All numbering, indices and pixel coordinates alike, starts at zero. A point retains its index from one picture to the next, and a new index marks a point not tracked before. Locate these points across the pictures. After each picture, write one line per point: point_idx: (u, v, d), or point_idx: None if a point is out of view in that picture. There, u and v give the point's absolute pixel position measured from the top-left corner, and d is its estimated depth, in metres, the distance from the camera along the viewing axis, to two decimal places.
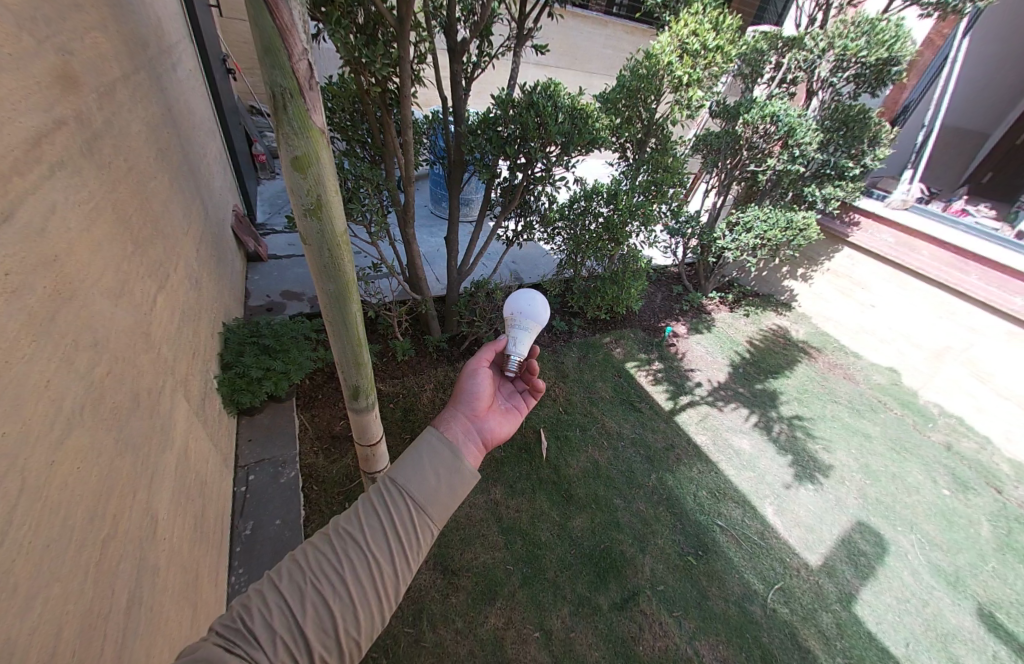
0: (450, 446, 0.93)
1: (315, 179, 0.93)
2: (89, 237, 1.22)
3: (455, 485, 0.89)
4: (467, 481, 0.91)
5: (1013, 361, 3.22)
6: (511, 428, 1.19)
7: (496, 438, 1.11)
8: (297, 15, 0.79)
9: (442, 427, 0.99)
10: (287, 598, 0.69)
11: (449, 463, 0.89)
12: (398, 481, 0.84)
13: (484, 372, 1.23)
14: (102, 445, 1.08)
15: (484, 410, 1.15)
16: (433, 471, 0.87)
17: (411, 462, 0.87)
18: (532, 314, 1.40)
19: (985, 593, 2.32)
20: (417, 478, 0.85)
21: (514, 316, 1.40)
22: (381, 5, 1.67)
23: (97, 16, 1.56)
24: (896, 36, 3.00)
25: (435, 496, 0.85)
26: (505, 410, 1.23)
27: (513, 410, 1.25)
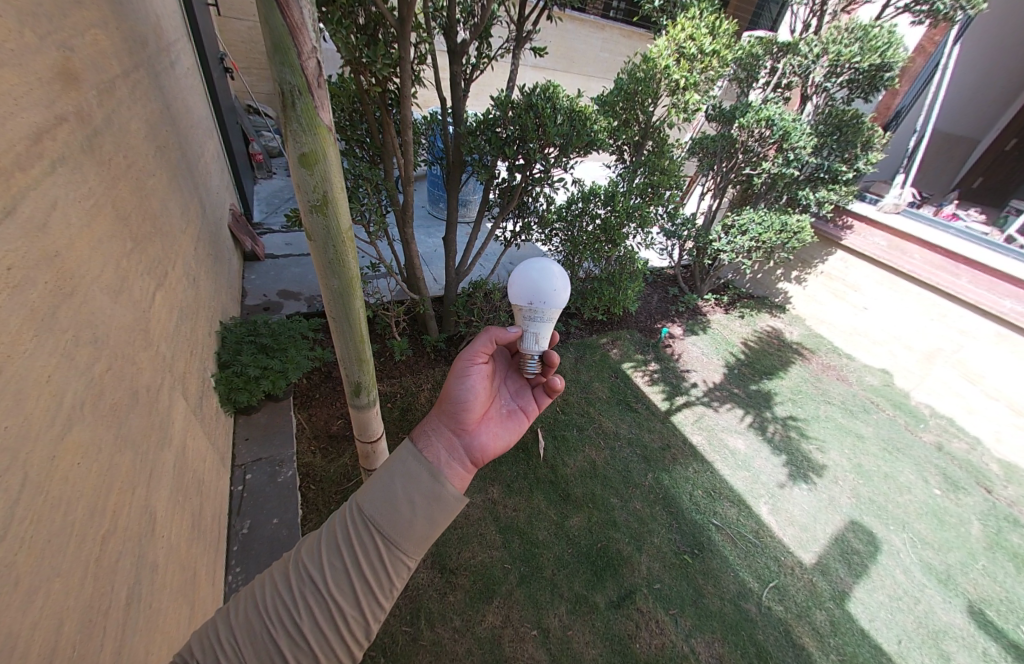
0: (428, 471, 0.92)
1: (322, 176, 0.94)
2: (88, 232, 1.22)
3: (431, 514, 0.89)
4: (447, 508, 0.91)
5: (1002, 363, 3.27)
6: (508, 437, 1.21)
7: (490, 453, 1.12)
8: (307, 14, 0.80)
9: (422, 446, 0.99)
10: (247, 636, 0.76)
11: (424, 493, 0.89)
12: (368, 517, 0.86)
13: (478, 373, 1.17)
14: (103, 441, 1.08)
15: (478, 420, 1.14)
16: (407, 500, 0.88)
17: (382, 494, 0.88)
18: (557, 305, 1.23)
19: (975, 590, 2.36)
20: (387, 513, 0.86)
21: (533, 303, 1.21)
22: (382, 6, 1.69)
23: (97, 13, 1.56)
24: (888, 42, 3.05)
25: (407, 531, 0.86)
26: (502, 416, 1.23)
27: (510, 415, 1.26)
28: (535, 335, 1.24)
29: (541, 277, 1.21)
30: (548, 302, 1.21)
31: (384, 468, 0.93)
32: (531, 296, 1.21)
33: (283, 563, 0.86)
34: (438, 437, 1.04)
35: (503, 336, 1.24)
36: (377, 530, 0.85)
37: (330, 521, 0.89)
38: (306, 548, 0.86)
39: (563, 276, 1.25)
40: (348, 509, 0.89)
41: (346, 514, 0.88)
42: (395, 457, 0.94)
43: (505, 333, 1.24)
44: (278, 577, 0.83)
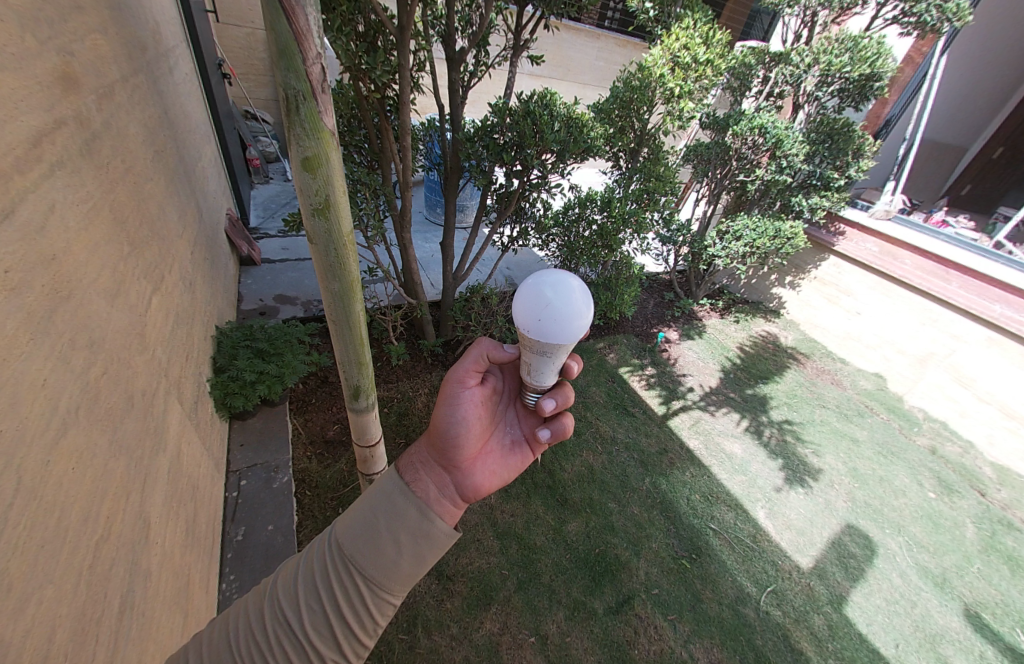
0: (418, 509, 0.92)
1: (325, 179, 0.94)
2: (85, 235, 1.21)
3: (418, 551, 0.90)
4: (435, 545, 0.92)
5: (994, 367, 3.31)
6: (506, 472, 1.18)
7: (485, 490, 1.10)
8: (313, 20, 0.81)
9: (410, 480, 0.97)
10: None
11: (411, 532, 0.90)
12: (349, 556, 0.86)
13: (470, 401, 1.12)
14: (97, 447, 1.07)
15: (474, 453, 1.11)
16: (392, 540, 0.89)
17: (365, 532, 0.88)
18: (550, 341, 0.99)
19: (971, 593, 2.37)
20: (371, 553, 0.87)
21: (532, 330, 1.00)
22: (382, 14, 1.71)
23: (97, 18, 1.57)
24: (877, 53, 3.09)
25: (392, 570, 0.88)
26: (504, 448, 1.20)
27: (512, 447, 1.22)
28: (534, 366, 1.06)
29: (538, 298, 0.99)
30: (533, 334, 1.00)
31: (368, 503, 0.92)
32: (533, 322, 0.99)
33: (258, 599, 0.86)
34: (428, 471, 1.02)
35: (497, 354, 1.15)
36: (360, 571, 0.86)
37: (309, 557, 0.89)
38: (282, 586, 0.86)
39: (574, 304, 0.99)
40: (328, 546, 0.89)
41: (326, 552, 0.88)
42: (382, 491, 0.93)
43: (500, 350, 1.15)
44: (253, 616, 0.83)
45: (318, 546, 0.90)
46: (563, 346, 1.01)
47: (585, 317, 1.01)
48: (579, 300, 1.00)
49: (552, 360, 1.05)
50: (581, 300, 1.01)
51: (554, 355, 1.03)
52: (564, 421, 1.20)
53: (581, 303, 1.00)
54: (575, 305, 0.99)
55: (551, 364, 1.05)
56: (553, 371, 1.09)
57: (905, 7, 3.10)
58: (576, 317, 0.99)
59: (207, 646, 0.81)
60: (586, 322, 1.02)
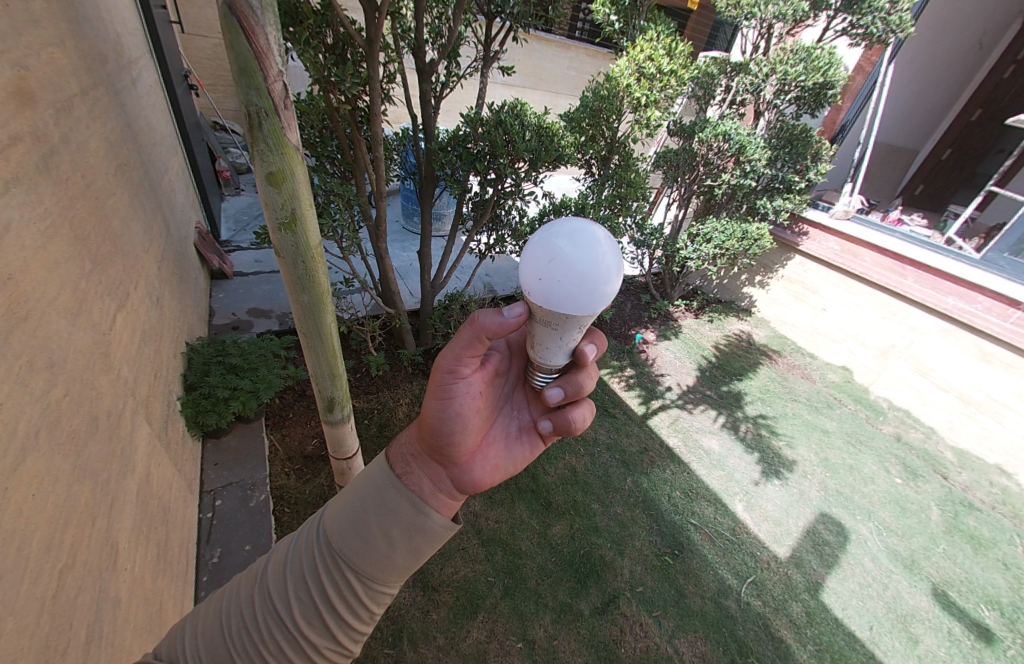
0: (410, 504, 0.92)
1: (290, 193, 0.94)
2: (44, 254, 1.18)
3: (411, 544, 0.91)
4: (429, 537, 0.93)
5: (950, 356, 3.48)
6: (508, 463, 1.18)
7: (486, 484, 1.10)
8: (273, 40, 0.82)
9: (401, 474, 0.96)
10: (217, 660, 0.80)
11: (404, 526, 0.90)
12: (340, 550, 0.87)
13: (465, 394, 1.06)
14: (59, 471, 1.03)
15: (471, 445, 1.09)
16: (384, 534, 0.89)
17: (354, 527, 0.88)
18: (558, 305, 0.90)
19: (938, 573, 2.47)
20: (362, 547, 0.87)
21: (547, 291, 0.89)
22: (349, 27, 1.72)
23: (53, 30, 1.53)
24: (829, 63, 3.25)
25: (384, 563, 0.88)
26: (504, 441, 1.19)
27: (510, 438, 1.21)
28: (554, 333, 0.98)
29: (548, 255, 0.88)
30: (538, 300, 0.91)
31: (357, 497, 0.92)
32: (547, 283, 0.88)
33: (249, 588, 0.87)
34: (422, 466, 1.01)
35: (498, 328, 0.95)
36: (352, 565, 0.87)
37: (298, 550, 0.90)
38: (271, 579, 0.86)
39: (595, 261, 0.87)
40: (317, 539, 0.89)
41: (315, 547, 0.88)
42: (371, 485, 0.92)
43: (502, 323, 0.94)
44: (244, 606, 0.84)
45: (306, 539, 0.90)
46: (573, 318, 0.92)
47: (604, 284, 0.89)
48: (599, 264, 0.87)
49: (563, 332, 0.97)
50: (601, 265, 0.88)
51: (565, 323, 0.94)
52: (573, 416, 1.15)
53: (602, 268, 0.88)
54: (592, 271, 0.87)
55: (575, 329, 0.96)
56: (562, 348, 1.03)
57: (853, 20, 3.27)
58: (591, 285, 0.88)
59: (199, 635, 0.83)
60: (605, 290, 0.90)
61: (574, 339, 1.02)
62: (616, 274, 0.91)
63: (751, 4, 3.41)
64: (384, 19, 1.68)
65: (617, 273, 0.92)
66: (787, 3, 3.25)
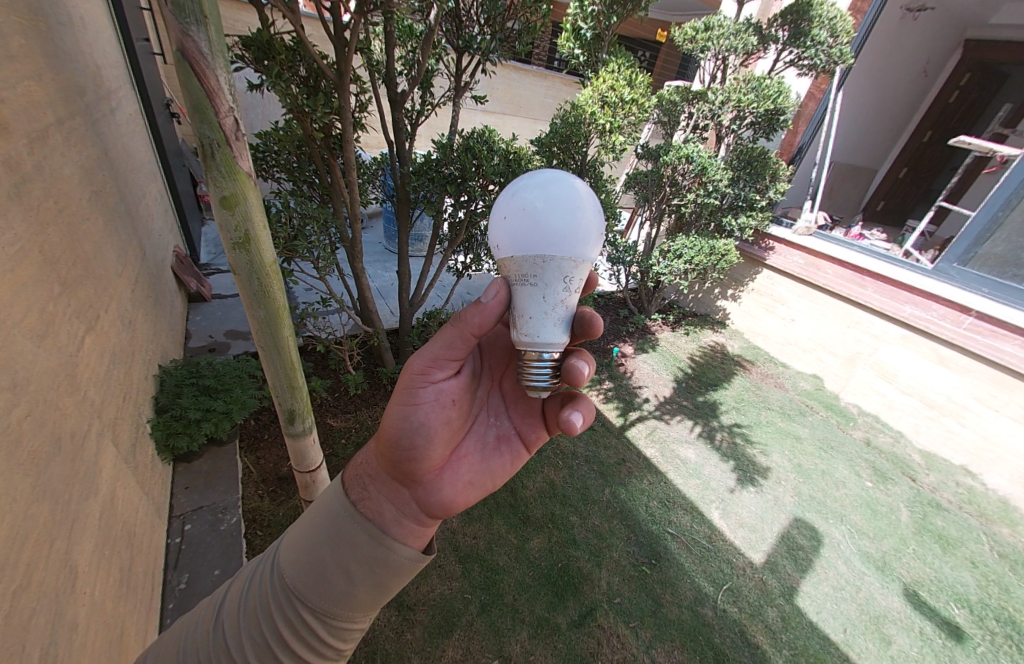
0: (369, 534, 0.92)
1: (243, 216, 1.00)
2: (11, 278, 1.20)
3: (371, 574, 0.91)
4: (389, 566, 0.93)
5: (911, 361, 3.61)
6: (483, 478, 1.18)
7: (456, 505, 1.09)
8: (224, 81, 0.89)
9: (358, 500, 0.97)
10: None
11: (364, 560, 0.90)
12: (295, 588, 0.86)
13: (429, 405, 1.08)
14: (18, 491, 1.04)
15: (436, 461, 1.10)
16: (341, 569, 0.89)
17: (310, 564, 0.88)
18: (534, 242, 0.92)
19: (909, 574, 2.53)
20: (317, 584, 0.87)
21: (520, 231, 0.93)
22: (320, 61, 1.81)
23: (31, 65, 1.59)
24: (779, 91, 3.49)
25: (342, 598, 0.88)
26: (480, 453, 1.19)
27: (486, 450, 1.21)
28: (538, 286, 0.94)
29: (514, 200, 0.95)
30: (513, 248, 0.95)
31: (314, 531, 0.92)
32: (520, 223, 0.93)
33: (204, 627, 0.86)
34: (380, 488, 1.01)
35: (480, 321, 0.99)
36: (307, 603, 0.86)
37: (253, 588, 0.89)
38: (226, 622, 0.85)
39: (565, 199, 0.93)
40: (272, 579, 0.88)
41: (269, 586, 0.87)
42: (327, 517, 0.92)
43: (483, 313, 0.98)
44: (197, 647, 0.84)
45: (260, 578, 0.90)
46: (551, 261, 0.92)
47: (575, 224, 0.93)
48: (566, 201, 0.93)
49: (545, 288, 0.94)
50: (569, 202, 0.93)
51: (542, 272, 0.93)
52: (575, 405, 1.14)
53: (570, 204, 0.93)
54: (560, 205, 0.92)
55: (557, 278, 0.93)
56: (552, 318, 0.94)
57: (798, 52, 3.54)
58: (561, 220, 0.91)
59: None
60: (578, 230, 0.93)
61: (563, 307, 0.95)
62: (588, 218, 0.96)
63: (705, 38, 3.67)
64: (354, 54, 1.78)
65: (590, 221, 0.97)
66: (737, 38, 3.54)
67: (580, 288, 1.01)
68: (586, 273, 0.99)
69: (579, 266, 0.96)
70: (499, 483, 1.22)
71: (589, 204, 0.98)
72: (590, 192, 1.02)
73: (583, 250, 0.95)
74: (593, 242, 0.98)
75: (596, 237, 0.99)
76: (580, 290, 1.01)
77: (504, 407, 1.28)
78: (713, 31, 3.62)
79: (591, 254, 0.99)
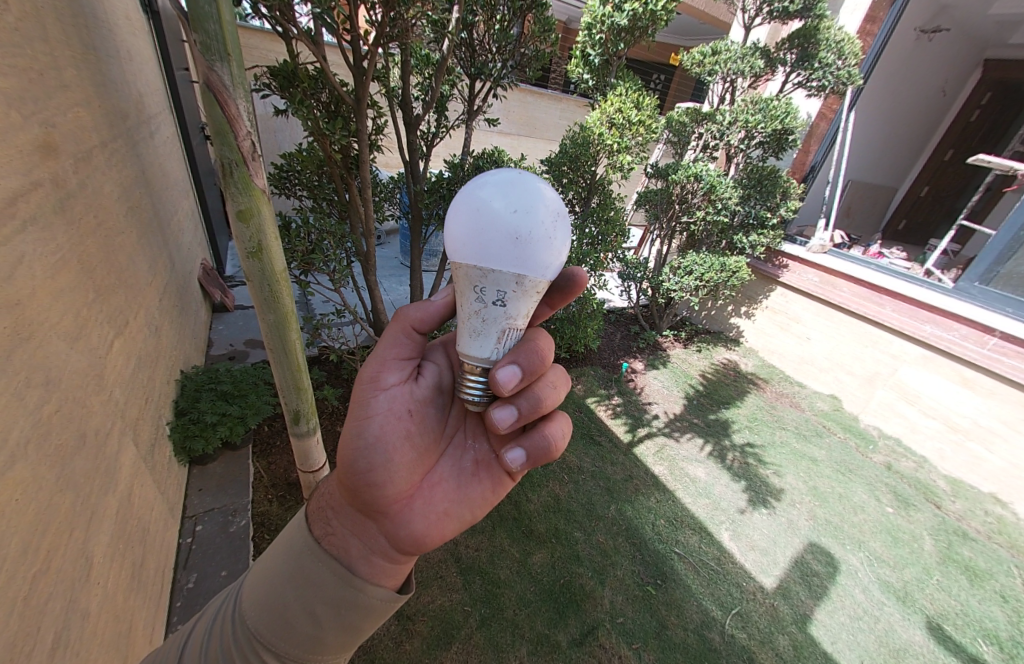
0: (329, 574, 0.85)
1: (257, 228, 1.08)
2: (50, 284, 1.31)
3: (336, 617, 0.84)
4: (355, 606, 0.85)
5: (934, 382, 3.50)
6: (461, 507, 1.01)
7: (429, 539, 0.95)
8: (244, 109, 0.98)
9: (321, 537, 0.90)
10: None
11: (328, 601, 0.83)
12: (256, 631, 0.81)
13: (383, 421, 0.99)
14: (43, 481, 1.11)
15: (403, 487, 0.97)
16: (306, 611, 0.83)
17: (273, 607, 0.83)
18: (452, 242, 0.89)
19: (933, 606, 2.40)
20: (280, 628, 0.81)
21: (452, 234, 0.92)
22: (339, 89, 1.92)
23: (81, 93, 1.75)
24: (786, 112, 3.52)
25: (308, 642, 0.82)
26: (457, 479, 1.04)
27: (463, 476, 1.05)
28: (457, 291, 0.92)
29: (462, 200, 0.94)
30: (446, 233, 0.93)
31: (276, 572, 0.86)
32: (451, 224, 0.91)
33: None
34: (344, 521, 0.93)
35: (420, 316, 1.06)
36: (267, 649, 0.80)
37: (215, 633, 0.84)
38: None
39: (483, 199, 0.83)
40: (233, 622, 0.84)
41: (230, 631, 0.83)
42: (290, 556, 0.86)
43: (425, 310, 1.06)
44: None
45: (223, 619, 0.86)
46: (463, 262, 0.87)
47: (488, 223, 0.81)
48: (505, 192, 0.83)
49: (461, 293, 0.90)
50: (509, 194, 0.83)
51: (457, 274, 0.90)
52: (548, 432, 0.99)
53: (507, 196, 0.82)
54: (497, 195, 0.83)
55: (467, 288, 0.87)
56: (462, 328, 0.90)
57: (807, 75, 3.59)
58: (487, 209, 0.82)
59: None
60: (487, 229, 0.81)
61: (477, 318, 0.87)
62: (505, 220, 0.80)
63: (713, 62, 3.75)
64: (371, 81, 1.90)
65: (509, 223, 0.80)
66: (744, 62, 3.62)
67: (508, 306, 0.86)
68: (510, 287, 0.84)
69: (494, 272, 0.83)
70: (483, 515, 1.05)
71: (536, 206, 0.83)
72: (545, 195, 0.85)
73: (492, 250, 0.81)
74: (518, 248, 0.81)
75: (527, 246, 0.81)
76: (509, 308, 0.86)
77: (484, 426, 1.12)
78: (720, 56, 3.69)
79: (514, 262, 0.82)
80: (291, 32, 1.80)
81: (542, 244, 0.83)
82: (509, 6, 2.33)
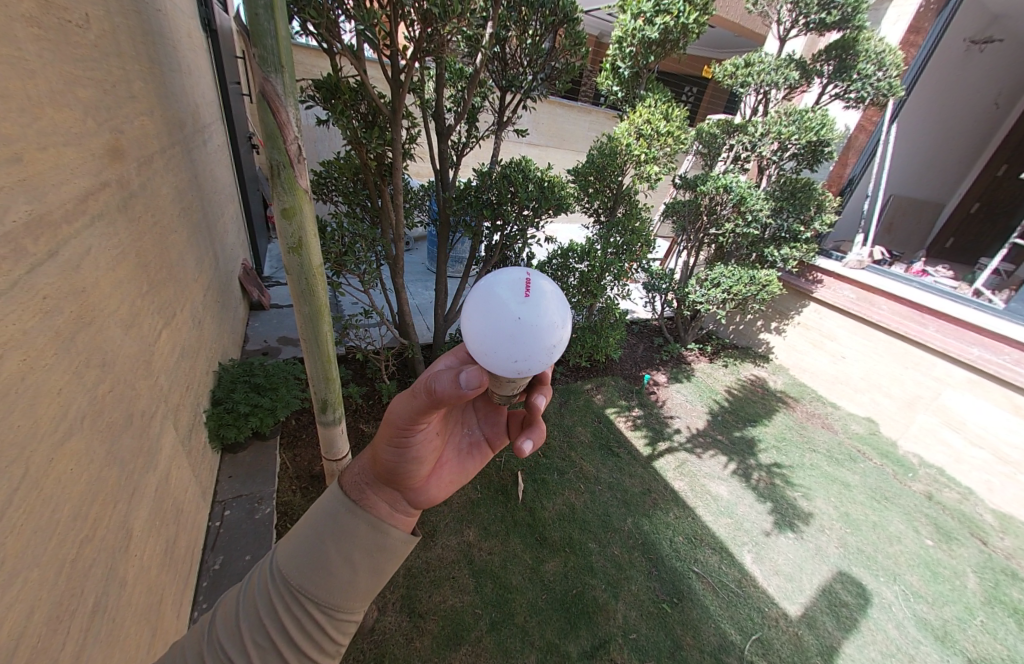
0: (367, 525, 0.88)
1: (298, 225, 1.15)
2: (112, 275, 1.43)
3: (373, 564, 0.88)
4: (389, 554, 0.90)
5: (982, 408, 3.28)
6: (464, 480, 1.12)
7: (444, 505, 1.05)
8: (292, 114, 1.06)
9: (356, 499, 0.91)
10: None
11: (365, 548, 0.87)
12: (294, 579, 0.82)
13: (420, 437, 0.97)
14: (94, 453, 1.21)
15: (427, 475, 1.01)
16: (345, 559, 0.85)
17: (312, 559, 0.84)
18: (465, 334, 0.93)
19: (975, 648, 2.23)
20: (321, 579, 0.83)
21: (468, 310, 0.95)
22: (376, 99, 2.02)
23: (146, 102, 1.91)
24: (822, 124, 3.43)
25: (346, 589, 0.84)
26: (460, 454, 1.13)
27: (462, 455, 1.13)
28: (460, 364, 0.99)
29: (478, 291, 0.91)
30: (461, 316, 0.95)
31: (310, 526, 0.88)
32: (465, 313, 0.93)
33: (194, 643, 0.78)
34: (376, 491, 0.94)
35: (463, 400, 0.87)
36: (311, 598, 0.82)
37: (250, 590, 0.83)
38: (221, 631, 0.78)
39: (492, 337, 0.85)
40: (268, 579, 0.83)
41: (268, 585, 0.82)
42: (325, 512, 0.89)
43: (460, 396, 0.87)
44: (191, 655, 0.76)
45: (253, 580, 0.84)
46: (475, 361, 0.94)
47: (493, 358, 0.87)
48: (532, 303, 0.88)
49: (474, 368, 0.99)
50: (530, 330, 0.85)
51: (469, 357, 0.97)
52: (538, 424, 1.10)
53: (538, 315, 0.86)
54: (502, 338, 0.84)
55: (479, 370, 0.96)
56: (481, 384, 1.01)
57: (845, 86, 3.50)
58: (497, 348, 0.85)
59: None
60: (491, 362, 0.88)
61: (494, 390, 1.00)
62: (507, 362, 0.86)
63: (746, 73, 3.71)
64: (406, 92, 1.99)
65: (511, 363, 0.86)
66: (779, 73, 3.56)
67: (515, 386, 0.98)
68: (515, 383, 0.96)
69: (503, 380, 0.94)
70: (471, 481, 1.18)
71: (552, 341, 0.88)
72: (544, 326, 0.86)
73: (495, 362, 0.87)
74: (517, 375, 0.90)
75: (524, 374, 0.90)
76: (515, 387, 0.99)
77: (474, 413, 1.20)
78: (754, 67, 3.66)
79: (517, 377, 0.91)
80: (335, 47, 1.92)
81: (536, 373, 0.92)
82: (541, 21, 2.41)
